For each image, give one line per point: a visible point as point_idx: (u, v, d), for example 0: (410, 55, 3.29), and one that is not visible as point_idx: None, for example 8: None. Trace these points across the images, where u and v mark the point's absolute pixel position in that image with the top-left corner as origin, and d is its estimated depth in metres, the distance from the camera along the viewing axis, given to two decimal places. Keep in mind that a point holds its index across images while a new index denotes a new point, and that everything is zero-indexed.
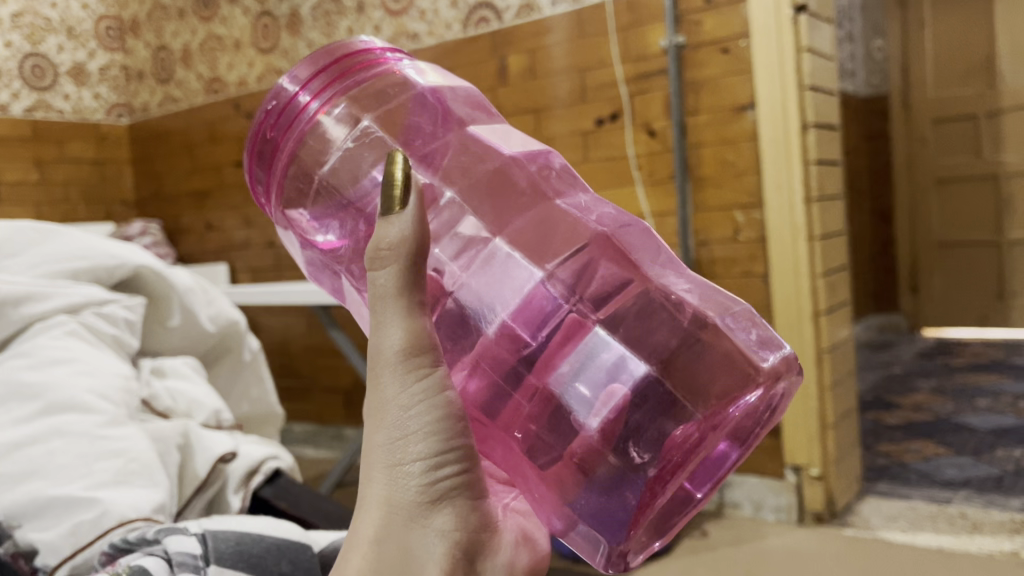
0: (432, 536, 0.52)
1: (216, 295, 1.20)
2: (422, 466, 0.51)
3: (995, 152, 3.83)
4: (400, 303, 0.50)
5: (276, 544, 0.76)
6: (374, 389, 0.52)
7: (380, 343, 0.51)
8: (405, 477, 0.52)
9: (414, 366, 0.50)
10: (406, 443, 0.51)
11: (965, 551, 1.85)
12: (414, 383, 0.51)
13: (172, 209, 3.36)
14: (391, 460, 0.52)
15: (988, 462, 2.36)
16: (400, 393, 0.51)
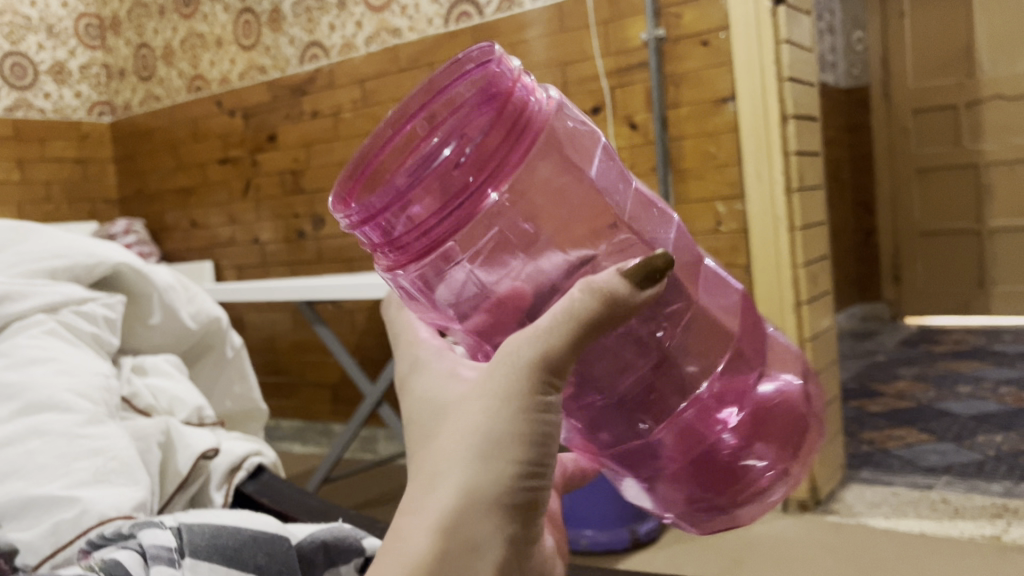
0: (496, 534, 0.47)
1: (198, 292, 1.20)
2: (520, 469, 0.47)
3: (975, 141, 3.87)
4: (575, 326, 0.45)
5: (253, 535, 0.76)
6: (487, 391, 0.47)
7: (526, 346, 0.46)
8: (495, 477, 0.47)
9: (552, 381, 0.46)
10: (528, 446, 0.47)
11: (947, 536, 1.88)
12: (546, 395, 0.46)
13: (156, 207, 3.36)
14: (481, 453, 0.47)
15: (970, 448, 2.39)
16: (521, 405, 0.46)
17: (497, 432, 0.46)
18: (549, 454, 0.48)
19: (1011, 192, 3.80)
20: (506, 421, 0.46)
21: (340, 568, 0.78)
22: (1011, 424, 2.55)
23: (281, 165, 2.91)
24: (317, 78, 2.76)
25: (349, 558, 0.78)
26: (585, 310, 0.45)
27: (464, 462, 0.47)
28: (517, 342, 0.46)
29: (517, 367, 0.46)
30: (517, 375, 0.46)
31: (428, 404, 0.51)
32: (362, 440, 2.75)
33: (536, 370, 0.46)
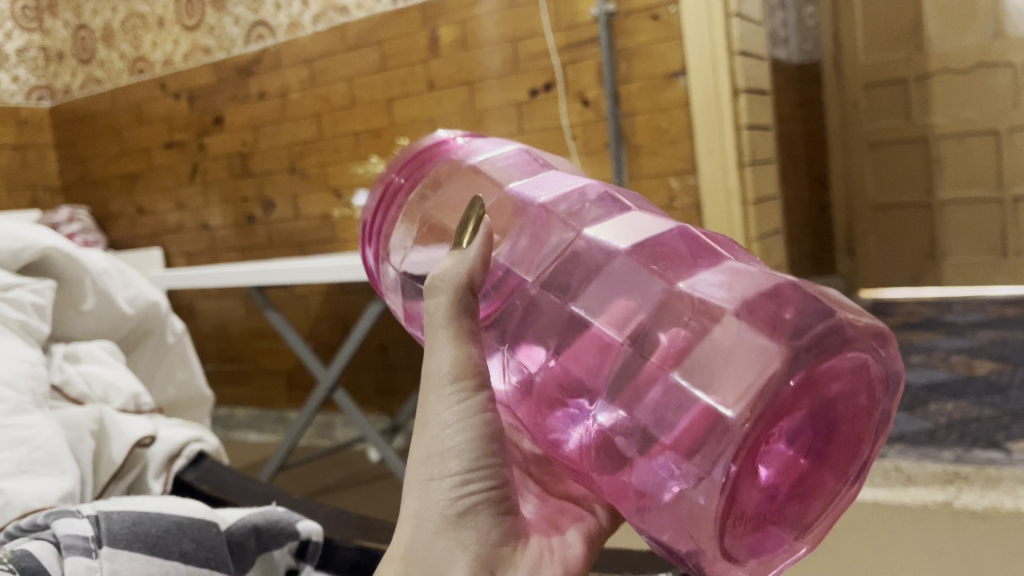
0: (456, 551, 0.52)
1: (135, 277, 1.16)
2: (455, 479, 0.52)
3: (924, 114, 3.96)
4: (445, 329, 0.51)
5: (178, 522, 0.73)
6: (421, 412, 0.54)
7: (431, 363, 0.52)
8: (435, 492, 0.53)
9: (458, 389, 0.52)
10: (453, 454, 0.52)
11: (899, 503, 1.91)
12: (459, 402, 0.52)
13: (101, 194, 3.26)
14: (425, 475, 0.53)
15: (922, 416, 2.43)
16: (441, 415, 0.52)
17: (431, 447, 0.53)
18: (484, 463, 0.53)
19: (960, 165, 3.91)
20: (433, 438, 0.53)
21: (273, 553, 0.78)
22: (960, 392, 2.60)
23: (229, 148, 2.84)
24: (263, 59, 2.70)
25: (282, 542, 0.78)
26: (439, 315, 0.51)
27: (416, 485, 0.54)
28: (426, 360, 0.53)
29: (431, 384, 0.52)
30: (431, 389, 0.52)
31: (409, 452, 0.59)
32: (319, 426, 2.72)
33: (434, 384, 0.52)
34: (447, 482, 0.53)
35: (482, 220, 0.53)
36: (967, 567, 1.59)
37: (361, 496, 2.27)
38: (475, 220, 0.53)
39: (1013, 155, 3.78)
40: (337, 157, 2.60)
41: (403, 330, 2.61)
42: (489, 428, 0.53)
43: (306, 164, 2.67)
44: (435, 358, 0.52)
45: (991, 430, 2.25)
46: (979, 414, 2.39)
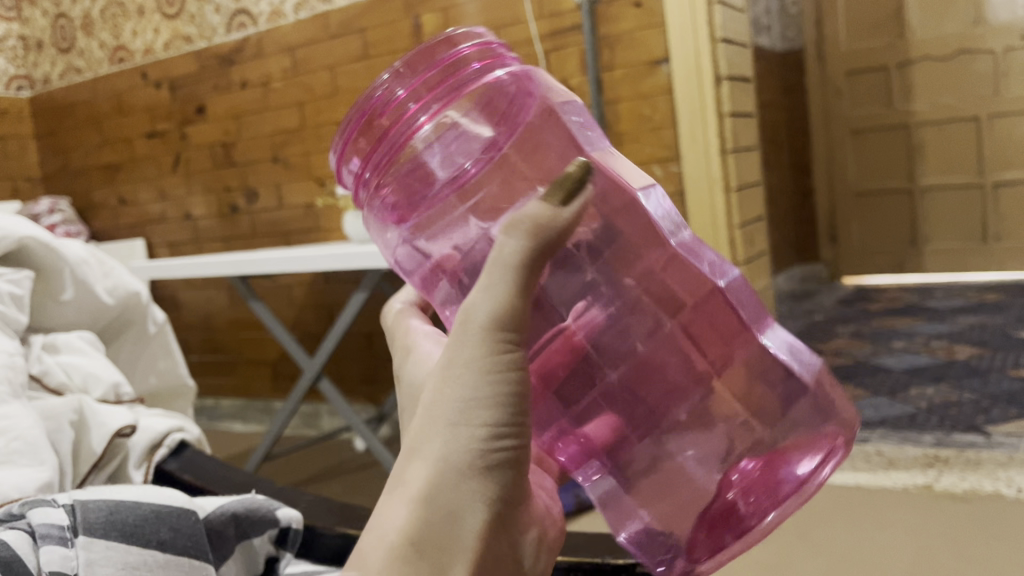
0: (476, 502, 0.52)
1: (114, 267, 1.16)
2: (488, 430, 0.51)
3: (905, 101, 3.96)
4: (506, 276, 0.49)
5: (155, 510, 0.72)
6: (455, 353, 0.52)
7: (474, 309, 0.50)
8: (463, 438, 0.52)
9: (498, 341, 0.50)
10: (486, 402, 0.51)
11: (880, 487, 1.92)
12: (498, 354, 0.50)
13: (82, 184, 3.24)
14: (455, 419, 0.52)
15: (903, 400, 2.46)
16: (482, 360, 0.50)
17: (460, 397, 0.52)
18: (518, 418, 0.51)
19: (941, 151, 3.93)
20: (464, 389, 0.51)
21: (253, 540, 0.78)
22: (941, 376, 2.63)
23: (212, 137, 2.83)
24: (245, 47, 2.68)
25: (261, 529, 0.78)
26: (513, 265, 0.49)
27: (437, 431, 0.52)
28: (469, 304, 0.51)
29: (470, 333, 0.51)
30: (471, 339, 0.50)
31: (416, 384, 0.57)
32: (304, 416, 2.72)
33: (475, 333, 0.50)
34: (473, 435, 0.51)
35: (585, 186, 0.49)
36: (946, 550, 1.61)
37: (346, 485, 2.27)
38: (571, 175, 0.49)
39: (994, 141, 3.81)
40: (320, 146, 2.59)
41: None
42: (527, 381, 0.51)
43: (288, 153, 2.66)
44: (482, 302, 0.50)
45: (971, 414, 2.27)
46: (959, 398, 2.41)
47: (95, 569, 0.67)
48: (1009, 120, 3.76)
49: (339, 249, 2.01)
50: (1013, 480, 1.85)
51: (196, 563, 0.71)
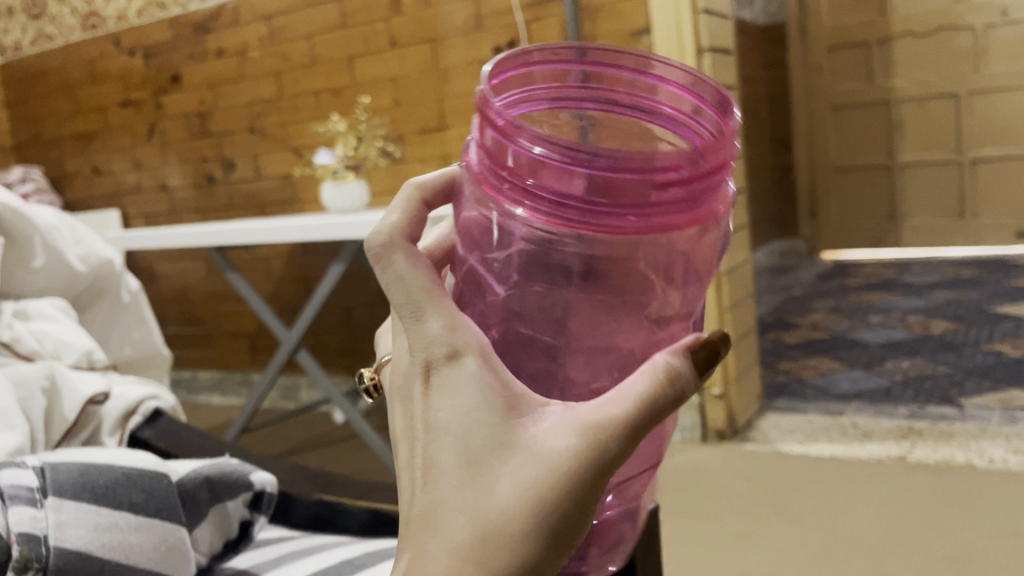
0: None
1: (86, 235, 1.14)
2: (555, 549, 0.45)
3: (886, 78, 3.98)
4: (653, 410, 0.43)
5: (127, 473, 0.71)
6: (558, 462, 0.44)
7: (609, 419, 0.43)
8: (527, 552, 0.44)
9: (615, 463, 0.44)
10: (569, 526, 0.44)
11: (855, 457, 1.94)
12: (609, 470, 0.44)
13: (55, 154, 3.18)
14: (529, 531, 0.44)
15: (879, 373, 2.49)
16: (588, 487, 0.44)
17: (558, 499, 0.44)
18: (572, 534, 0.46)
19: (920, 127, 3.95)
20: (568, 493, 0.44)
21: (226, 504, 0.77)
22: (917, 350, 2.66)
23: (187, 107, 2.79)
24: (220, 15, 2.63)
25: (236, 493, 0.78)
26: (661, 405, 0.43)
27: (515, 521, 0.44)
28: (609, 416, 0.43)
29: (598, 443, 0.43)
30: (595, 450, 0.43)
31: (455, 436, 0.45)
32: (283, 388, 2.71)
33: (606, 454, 0.43)
34: (555, 537, 0.44)
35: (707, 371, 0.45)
36: (918, 520, 1.63)
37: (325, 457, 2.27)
38: (710, 347, 0.45)
39: (972, 118, 3.83)
40: (297, 116, 2.56)
41: (366, 290, 2.60)
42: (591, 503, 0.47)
43: (266, 124, 2.63)
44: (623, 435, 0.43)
45: (944, 386, 2.31)
46: (933, 371, 2.44)
47: (65, 529, 0.65)
48: (988, 98, 3.78)
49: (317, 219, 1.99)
50: (985, 452, 1.88)
51: (168, 526, 0.70)
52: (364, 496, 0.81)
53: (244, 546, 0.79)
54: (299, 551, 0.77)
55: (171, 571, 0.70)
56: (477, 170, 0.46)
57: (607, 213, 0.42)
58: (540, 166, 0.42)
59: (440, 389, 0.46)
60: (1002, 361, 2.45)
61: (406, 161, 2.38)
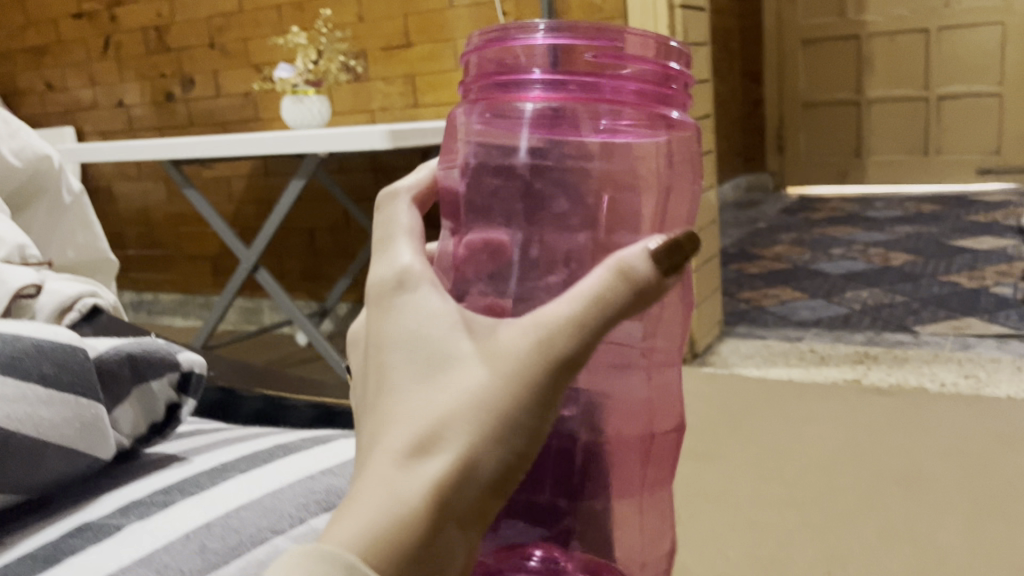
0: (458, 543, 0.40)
1: (21, 130, 1.10)
2: (508, 468, 0.40)
3: (858, 11, 3.95)
4: (604, 305, 0.39)
5: (36, 345, 0.67)
6: (507, 365, 0.40)
7: (567, 315, 0.40)
8: (479, 469, 0.40)
9: (576, 368, 0.40)
10: (521, 437, 0.40)
11: (811, 381, 1.98)
12: (569, 376, 0.40)
13: (6, 70, 3.07)
14: (480, 444, 0.39)
15: (838, 302, 2.52)
16: (540, 390, 0.40)
17: (515, 410, 0.40)
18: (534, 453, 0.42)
19: (889, 62, 3.95)
20: (524, 400, 0.40)
21: (152, 383, 0.75)
22: (876, 280, 2.69)
23: (144, 21, 2.69)
24: None
25: (162, 372, 0.76)
26: (617, 301, 0.39)
27: (465, 432, 0.39)
28: (566, 313, 0.40)
29: (556, 343, 0.39)
30: (555, 352, 0.39)
31: (406, 351, 0.42)
32: (244, 311, 2.68)
33: (556, 350, 0.39)
34: (512, 452, 0.40)
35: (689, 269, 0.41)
36: (868, 438, 1.67)
37: None
38: (674, 244, 0.41)
39: (941, 53, 3.83)
40: (258, 31, 2.48)
41: (328, 212, 2.56)
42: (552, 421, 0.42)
43: (225, 40, 2.55)
44: (572, 325, 0.39)
45: (900, 315, 2.34)
46: (891, 301, 2.48)
47: None
48: (960, 32, 3.77)
49: (274, 134, 1.95)
50: (936, 376, 1.92)
51: (83, 402, 0.68)
52: (310, 390, 0.85)
53: (171, 429, 0.78)
54: (231, 438, 0.77)
55: (90, 447, 0.68)
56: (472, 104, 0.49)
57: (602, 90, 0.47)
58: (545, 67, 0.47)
59: (394, 308, 0.44)
60: (958, 291, 2.49)
61: (369, 78, 2.33)
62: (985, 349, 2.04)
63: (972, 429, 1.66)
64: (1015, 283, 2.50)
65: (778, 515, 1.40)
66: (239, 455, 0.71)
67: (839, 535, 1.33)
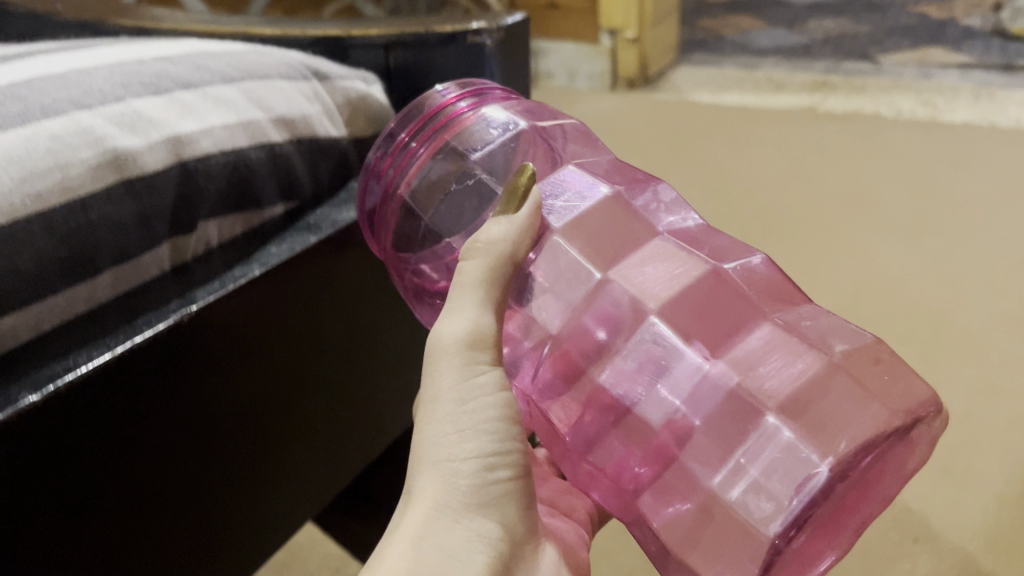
0: (472, 558, 0.39)
1: None
2: (478, 464, 0.40)
3: None
4: (479, 287, 0.40)
5: None
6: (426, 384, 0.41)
7: (440, 330, 0.41)
8: (453, 477, 0.40)
9: (475, 363, 0.40)
10: (468, 428, 0.40)
11: (765, 107, 1.87)
12: (473, 375, 0.40)
13: None
14: (441, 456, 0.40)
15: (800, 32, 2.36)
16: (460, 385, 0.40)
17: (443, 427, 0.40)
18: (506, 444, 0.41)
19: None
20: (450, 391, 0.40)
21: None
22: (843, 11, 2.53)
23: None
24: None
25: None
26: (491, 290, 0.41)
27: (425, 456, 0.40)
28: (435, 331, 0.41)
29: (440, 352, 0.41)
30: (439, 363, 0.40)
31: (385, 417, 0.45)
32: None
33: (451, 340, 0.40)
34: (467, 449, 0.40)
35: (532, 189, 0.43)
36: (819, 163, 1.58)
37: None
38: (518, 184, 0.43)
39: None
40: None
41: None
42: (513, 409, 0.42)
43: None
44: (452, 322, 0.40)
45: (864, 44, 2.21)
46: (855, 31, 2.33)
47: None
48: None
49: None
50: (895, 104, 1.82)
51: None
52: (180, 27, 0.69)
53: None
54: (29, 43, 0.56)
55: None
56: (392, 181, 0.50)
57: (499, 98, 0.50)
58: (454, 110, 0.49)
59: None
60: (927, 22, 2.35)
61: None
62: (948, 78, 1.93)
63: (922, 153, 1.58)
64: (987, 15, 2.36)
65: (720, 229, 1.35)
66: (37, 49, 0.51)
67: (780, 248, 1.29)
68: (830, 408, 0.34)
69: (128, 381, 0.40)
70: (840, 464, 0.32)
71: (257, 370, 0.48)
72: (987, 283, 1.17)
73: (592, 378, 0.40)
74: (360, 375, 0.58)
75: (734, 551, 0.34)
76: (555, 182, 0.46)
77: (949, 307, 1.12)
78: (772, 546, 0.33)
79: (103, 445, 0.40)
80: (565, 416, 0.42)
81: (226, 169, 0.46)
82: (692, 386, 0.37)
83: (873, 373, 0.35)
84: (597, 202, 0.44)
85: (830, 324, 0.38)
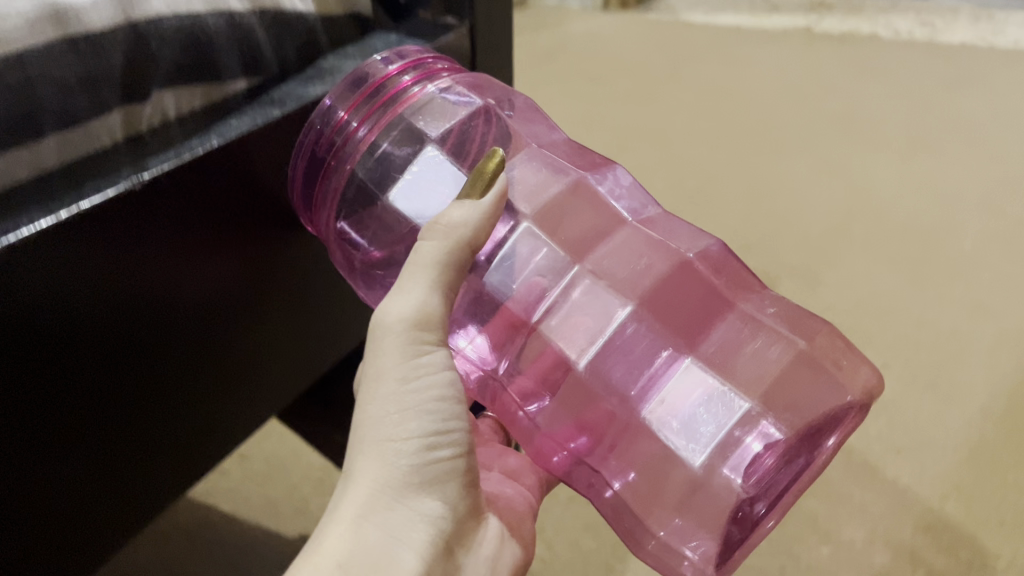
0: (412, 534, 0.40)
1: None
2: (419, 442, 0.41)
3: None
4: (427, 270, 0.41)
5: None
6: (369, 363, 0.42)
7: (385, 308, 0.42)
8: (394, 455, 0.40)
9: (419, 342, 0.41)
10: (409, 405, 0.41)
11: (759, 27, 1.83)
12: (415, 356, 0.41)
13: None
14: (382, 434, 0.41)
15: None
16: (402, 363, 0.41)
17: (385, 406, 0.41)
18: (449, 424, 0.42)
19: None
20: (393, 370, 0.41)
21: None
22: None
23: None
24: None
25: None
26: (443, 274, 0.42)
27: (365, 435, 0.41)
28: (379, 310, 0.42)
29: (383, 333, 0.41)
30: (383, 341, 0.41)
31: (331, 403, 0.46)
32: None
33: (397, 319, 0.41)
34: (409, 425, 0.41)
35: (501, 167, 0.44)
36: (812, 84, 1.55)
37: None
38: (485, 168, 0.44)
39: None
40: None
41: None
42: (454, 391, 0.43)
43: None
44: (398, 302, 0.41)
45: None
46: None
47: None
48: None
49: None
50: (891, 25, 1.78)
51: None
52: None
53: None
54: None
55: None
56: (335, 156, 0.49)
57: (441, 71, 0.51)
58: (397, 85, 0.49)
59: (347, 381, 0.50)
60: None
61: None
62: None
63: (917, 74, 1.55)
64: None
65: (711, 150, 1.33)
66: None
67: (772, 171, 1.26)
68: (798, 390, 0.43)
69: (51, 255, 0.37)
70: (792, 444, 0.42)
71: (179, 308, 0.45)
72: (978, 201, 1.16)
73: (571, 365, 0.48)
74: (294, 353, 0.58)
75: (705, 515, 0.44)
76: (527, 171, 0.53)
77: (939, 226, 1.11)
78: (736, 508, 0.43)
79: (53, 386, 0.39)
80: (531, 388, 0.48)
81: (178, 36, 0.44)
82: (663, 367, 0.47)
83: (832, 355, 0.43)
84: (564, 189, 0.52)
85: (788, 310, 0.46)
